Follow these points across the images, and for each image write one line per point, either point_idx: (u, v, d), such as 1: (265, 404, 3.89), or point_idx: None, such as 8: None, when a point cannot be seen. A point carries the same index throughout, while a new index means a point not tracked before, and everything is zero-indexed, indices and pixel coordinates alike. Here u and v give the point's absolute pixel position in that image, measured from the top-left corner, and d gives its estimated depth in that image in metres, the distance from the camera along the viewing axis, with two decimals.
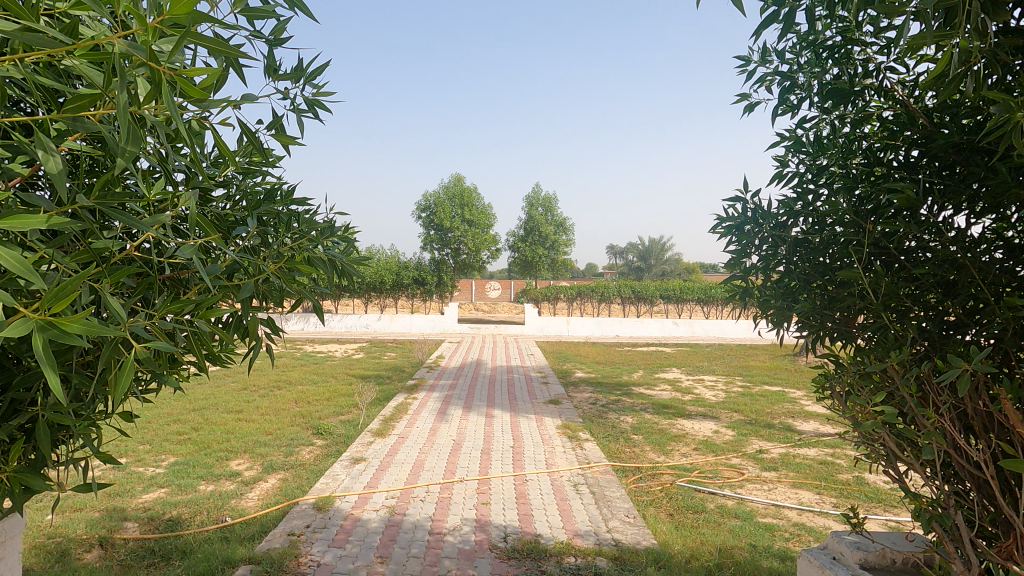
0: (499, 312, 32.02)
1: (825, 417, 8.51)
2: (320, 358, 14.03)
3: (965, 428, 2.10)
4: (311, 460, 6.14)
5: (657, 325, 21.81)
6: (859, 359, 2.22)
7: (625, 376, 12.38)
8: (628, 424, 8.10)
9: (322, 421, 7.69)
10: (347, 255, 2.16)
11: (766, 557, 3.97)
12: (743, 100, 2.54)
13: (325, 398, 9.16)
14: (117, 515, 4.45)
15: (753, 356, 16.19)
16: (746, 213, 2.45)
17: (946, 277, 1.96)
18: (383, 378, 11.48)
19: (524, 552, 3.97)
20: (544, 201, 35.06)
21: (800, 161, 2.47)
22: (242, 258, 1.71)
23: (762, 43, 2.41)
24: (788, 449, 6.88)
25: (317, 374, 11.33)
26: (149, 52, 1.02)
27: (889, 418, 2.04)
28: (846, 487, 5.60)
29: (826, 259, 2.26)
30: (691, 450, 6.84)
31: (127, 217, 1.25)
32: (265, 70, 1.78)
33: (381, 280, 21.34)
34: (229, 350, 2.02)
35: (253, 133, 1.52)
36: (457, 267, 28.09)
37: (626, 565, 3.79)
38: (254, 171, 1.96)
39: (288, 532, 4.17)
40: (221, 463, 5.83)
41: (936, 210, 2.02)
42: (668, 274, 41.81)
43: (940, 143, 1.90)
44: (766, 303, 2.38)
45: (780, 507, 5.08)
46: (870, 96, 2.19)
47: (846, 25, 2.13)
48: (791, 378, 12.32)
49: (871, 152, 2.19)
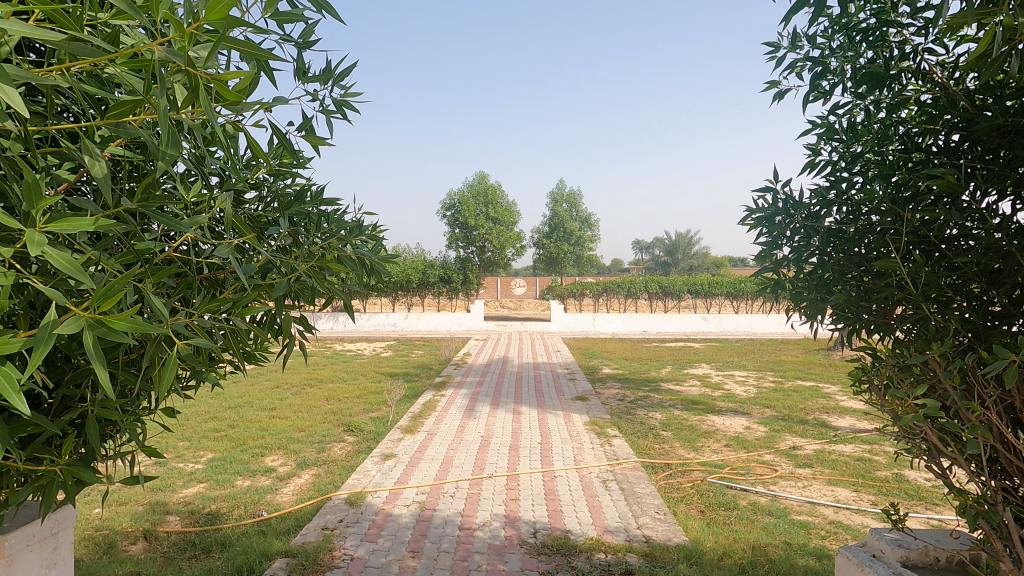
0: (525, 308, 31.99)
1: (861, 413, 8.25)
2: (350, 357, 14.22)
3: (1013, 422, 2.00)
4: (343, 455, 6.26)
5: (685, 321, 21.51)
6: (899, 351, 2.15)
7: (654, 372, 12.29)
8: (657, 420, 8.03)
9: (352, 418, 7.84)
10: (375, 253, 2.18)
11: (801, 555, 3.90)
12: (772, 88, 2.49)
13: (354, 396, 9.29)
14: (159, 509, 4.61)
15: (784, 350, 15.84)
16: (777, 204, 2.39)
17: (992, 265, 1.88)
18: (411, 376, 11.61)
19: (554, 548, 3.96)
20: (568, 197, 34.97)
21: (833, 149, 2.41)
22: (274, 259, 1.75)
23: (793, 28, 2.36)
24: (823, 446, 6.72)
25: (348, 373, 11.50)
26: (186, 58, 1.05)
27: (930, 412, 1.98)
28: (885, 484, 5.43)
29: (863, 250, 2.20)
30: (722, 446, 6.74)
31: (167, 220, 1.29)
32: (295, 73, 1.82)
33: (407, 279, 21.59)
34: (263, 348, 2.06)
35: (284, 133, 1.56)
36: (483, 266, 28.17)
37: (657, 562, 3.76)
38: (283, 173, 2.00)
39: (322, 526, 4.27)
40: (256, 459, 5.99)
41: (979, 196, 1.94)
42: (695, 269, 41.20)
43: (982, 127, 1.83)
44: (798, 295, 2.32)
45: (815, 505, 4.96)
46: (907, 79, 2.12)
47: (881, 7, 2.07)
48: (825, 373, 12.02)
49: (909, 138, 2.12)
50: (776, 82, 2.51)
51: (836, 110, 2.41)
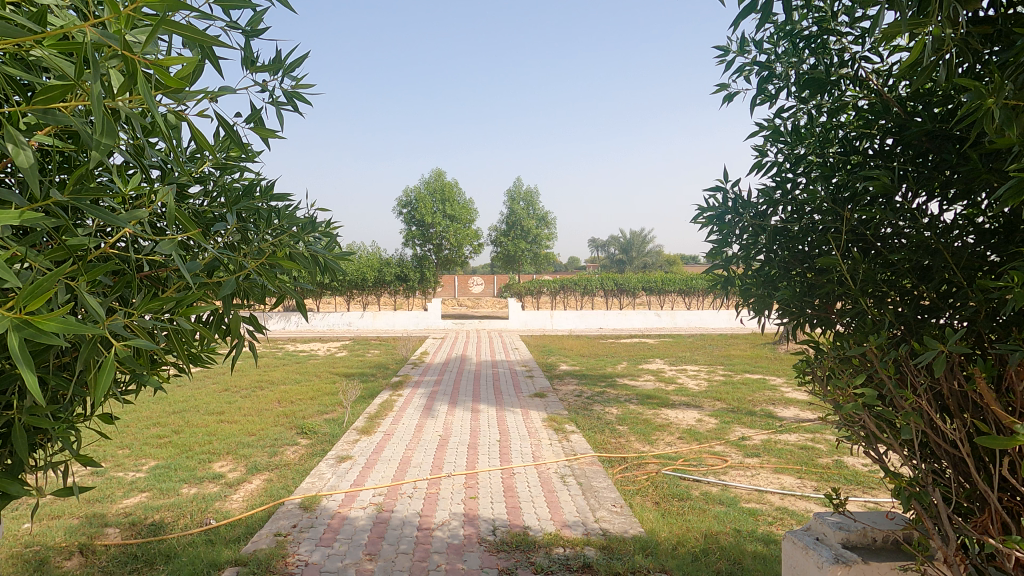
0: (484, 306, 31.94)
1: (805, 404, 8.66)
2: (303, 358, 13.83)
3: (942, 408, 2.13)
4: (296, 459, 6.08)
5: (640, 317, 21.99)
6: (839, 344, 2.26)
7: (610, 368, 12.50)
8: (613, 414, 8.18)
9: (306, 420, 7.62)
10: (329, 250, 2.13)
11: (750, 541, 4.06)
12: (722, 90, 2.58)
13: (308, 397, 9.05)
14: (97, 521, 4.37)
15: (734, 345, 16.43)
16: (726, 203, 2.48)
17: (922, 262, 1.99)
18: (367, 376, 11.40)
19: (513, 544, 3.98)
20: (526, 195, 35.08)
21: (779, 150, 2.50)
22: (221, 255, 1.67)
23: (740, 33, 2.44)
24: (770, 435, 7.02)
25: (301, 374, 11.19)
26: (123, 41, 0.99)
27: (868, 400, 2.09)
28: (826, 471, 5.72)
29: (806, 248, 2.30)
30: (676, 438, 6.93)
31: (103, 214, 1.21)
32: (242, 62, 1.75)
33: (362, 277, 21.17)
34: (212, 349, 1.98)
35: (231, 125, 1.50)
36: (440, 264, 27.93)
37: (614, 554, 3.83)
38: (231, 167, 1.92)
39: (275, 532, 4.13)
40: (203, 466, 5.75)
41: (910, 197, 2.06)
42: (650, 266, 42.15)
43: (913, 131, 1.95)
44: (747, 291, 2.41)
45: (763, 492, 5.17)
46: (846, 85, 2.23)
47: (822, 16, 2.17)
48: (772, 365, 12.54)
49: (847, 141, 2.22)
50: (726, 85, 2.59)
51: (781, 113, 2.50)
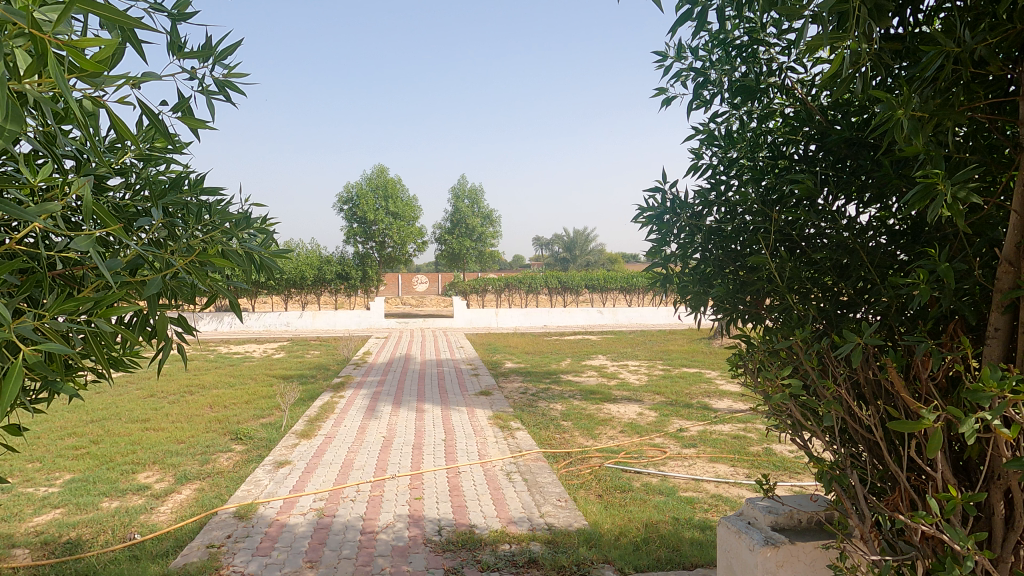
0: (428, 305, 31.60)
1: (737, 395, 9.11)
2: (237, 360, 13.20)
3: (858, 396, 2.29)
4: (230, 466, 5.80)
5: (583, 314, 22.43)
6: (768, 338, 2.39)
7: (555, 364, 12.68)
8: (557, 410, 8.31)
9: (240, 425, 7.28)
10: (265, 248, 2.04)
11: (687, 528, 4.24)
12: (660, 94, 2.66)
13: (242, 401, 8.64)
14: (2, 542, 4.00)
15: (672, 340, 17.07)
16: (665, 203, 2.57)
17: (841, 261, 2.14)
18: (306, 377, 11.02)
19: (459, 543, 3.97)
20: (470, 193, 34.96)
21: (713, 154, 2.62)
22: (145, 252, 1.56)
23: (677, 40, 2.53)
24: (705, 426, 7.34)
25: (235, 377, 10.68)
26: (30, 19, 0.91)
27: (794, 390, 2.22)
28: (756, 458, 6.05)
29: (737, 247, 2.40)
30: (618, 432, 7.12)
31: (6, 206, 1.10)
32: (168, 47, 1.65)
33: (301, 276, 20.43)
34: (136, 353, 1.85)
35: (156, 113, 1.41)
36: (383, 262, 27.39)
37: (559, 548, 3.89)
38: (156, 158, 1.80)
39: (207, 544, 3.93)
40: (126, 478, 5.38)
41: (831, 200, 2.21)
42: (592, 264, 43.05)
43: (833, 139, 2.09)
44: (685, 288, 2.51)
45: (699, 481, 5.41)
46: (773, 93, 2.36)
47: (753, 26, 2.29)
48: (707, 359, 13.12)
49: (775, 146, 2.35)
50: (664, 89, 2.68)
51: (716, 118, 2.62)
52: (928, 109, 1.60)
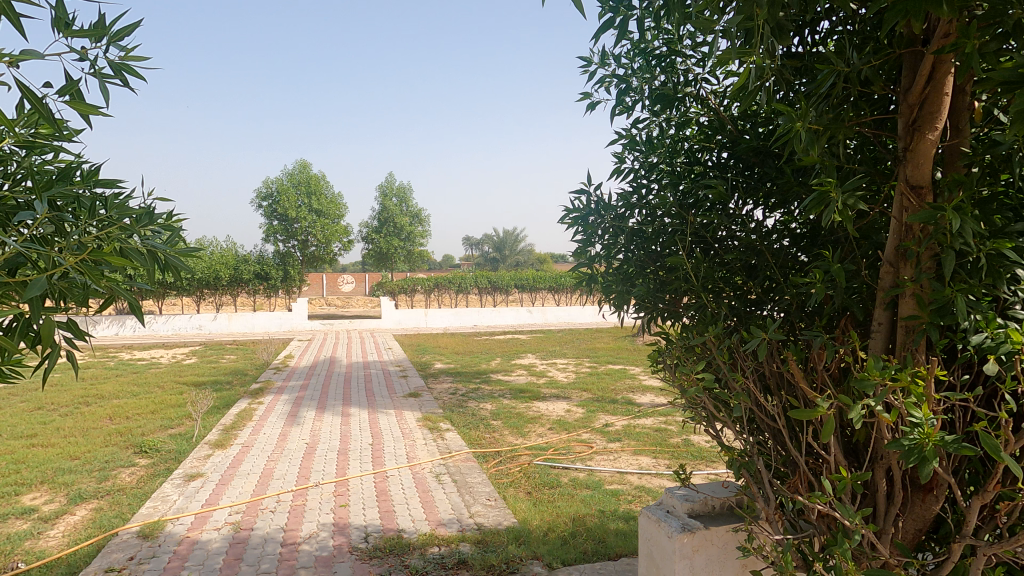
0: (355, 306, 30.68)
1: (659, 390, 9.54)
2: (142, 367, 12.19)
3: (764, 388, 2.46)
4: (133, 482, 5.35)
5: (513, 313, 22.62)
6: (685, 335, 2.52)
7: (485, 364, 12.71)
8: (487, 410, 8.32)
9: (145, 437, 6.73)
10: (171, 246, 1.89)
11: (612, 520, 4.38)
12: (585, 99, 2.73)
13: (148, 411, 8.00)
14: None
15: (599, 338, 17.59)
16: (590, 205, 2.64)
17: (750, 261, 2.29)
18: (221, 384, 10.36)
19: (386, 549, 3.88)
20: (399, 191, 34.28)
21: (635, 158, 2.72)
22: (26, 250, 1.40)
23: (601, 47, 2.61)
24: (629, 421, 7.62)
25: (139, 386, 9.86)
26: None
27: (707, 383, 2.35)
28: (676, 449, 6.36)
29: (658, 248, 2.50)
30: (547, 429, 7.24)
31: None
32: (54, 23, 1.49)
33: (214, 276, 19.18)
34: (17, 363, 1.65)
35: (38, 95, 1.27)
36: (306, 261, 26.29)
37: (488, 547, 3.90)
38: (40, 145, 1.62)
39: (106, 568, 3.60)
40: (8, 501, 4.82)
41: (741, 205, 2.35)
42: (521, 264, 43.51)
43: (743, 147, 2.23)
44: (609, 288, 2.60)
45: (623, 474, 5.60)
46: (690, 102, 2.49)
47: (671, 38, 2.40)
48: (631, 356, 13.63)
49: (691, 153, 2.48)
50: (589, 94, 2.75)
51: (637, 124, 2.72)
52: (823, 122, 1.75)
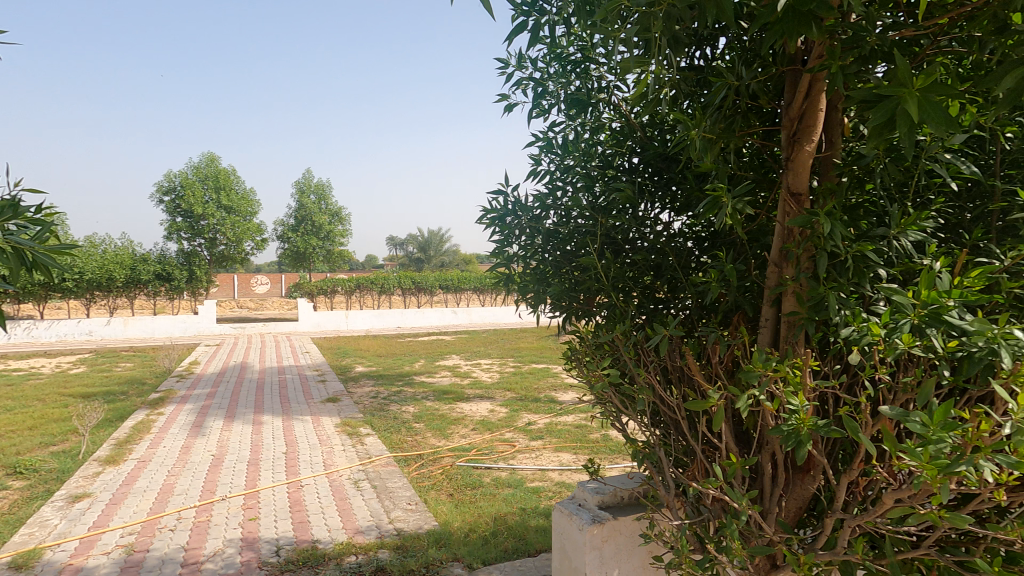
0: (270, 308, 29.13)
1: (580, 387, 9.79)
2: (17, 378, 10.89)
3: (666, 381, 2.58)
4: (4, 508, 4.76)
5: (438, 314, 22.38)
6: (596, 332, 2.60)
7: (408, 366, 12.49)
8: (409, 413, 8.18)
9: (20, 457, 6.02)
10: (38, 242, 1.68)
11: (533, 517, 4.45)
12: (503, 100, 2.75)
13: (24, 428, 7.15)
14: None
15: (523, 338, 17.80)
16: (507, 205, 2.66)
17: (656, 261, 2.40)
18: (114, 394, 9.46)
19: (300, 562, 3.71)
20: (318, 188, 32.94)
21: (551, 160, 2.77)
22: None
23: (518, 49, 2.64)
24: (551, 419, 7.77)
25: (13, 399, 8.79)
26: None
27: (614, 379, 2.44)
28: (595, 444, 6.56)
29: (572, 248, 2.57)
30: (470, 430, 7.23)
31: None
32: None
33: (107, 277, 17.50)
34: None
35: None
36: (215, 261, 24.63)
37: (408, 552, 3.83)
38: None
39: None
40: None
41: (648, 208, 2.46)
42: (447, 265, 43.20)
43: (650, 152, 2.34)
44: (526, 288, 2.63)
45: (545, 471, 5.70)
46: (603, 108, 2.58)
47: (585, 45, 2.47)
48: (554, 355, 13.91)
49: (604, 157, 2.57)
50: (507, 96, 2.77)
51: (554, 127, 2.78)
52: (716, 131, 1.87)
